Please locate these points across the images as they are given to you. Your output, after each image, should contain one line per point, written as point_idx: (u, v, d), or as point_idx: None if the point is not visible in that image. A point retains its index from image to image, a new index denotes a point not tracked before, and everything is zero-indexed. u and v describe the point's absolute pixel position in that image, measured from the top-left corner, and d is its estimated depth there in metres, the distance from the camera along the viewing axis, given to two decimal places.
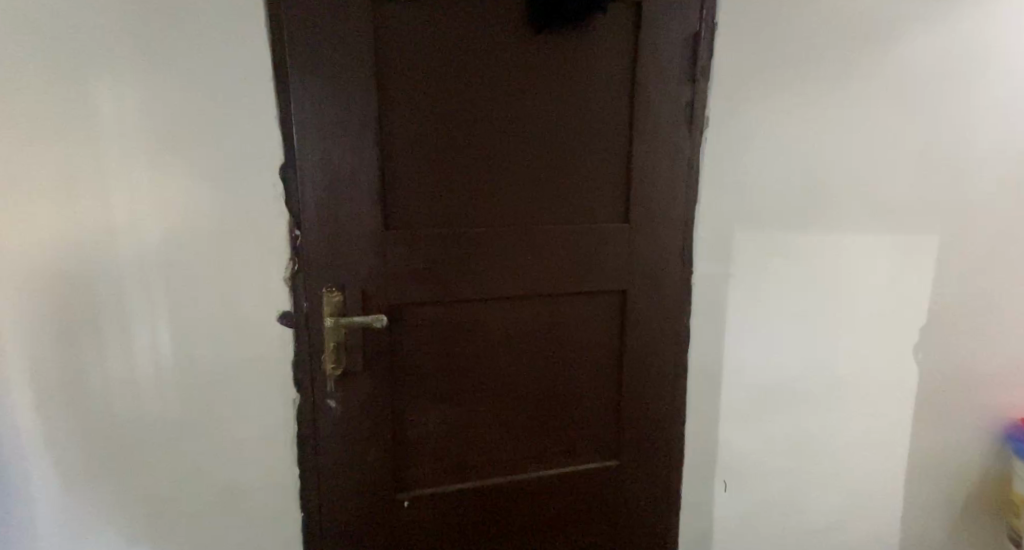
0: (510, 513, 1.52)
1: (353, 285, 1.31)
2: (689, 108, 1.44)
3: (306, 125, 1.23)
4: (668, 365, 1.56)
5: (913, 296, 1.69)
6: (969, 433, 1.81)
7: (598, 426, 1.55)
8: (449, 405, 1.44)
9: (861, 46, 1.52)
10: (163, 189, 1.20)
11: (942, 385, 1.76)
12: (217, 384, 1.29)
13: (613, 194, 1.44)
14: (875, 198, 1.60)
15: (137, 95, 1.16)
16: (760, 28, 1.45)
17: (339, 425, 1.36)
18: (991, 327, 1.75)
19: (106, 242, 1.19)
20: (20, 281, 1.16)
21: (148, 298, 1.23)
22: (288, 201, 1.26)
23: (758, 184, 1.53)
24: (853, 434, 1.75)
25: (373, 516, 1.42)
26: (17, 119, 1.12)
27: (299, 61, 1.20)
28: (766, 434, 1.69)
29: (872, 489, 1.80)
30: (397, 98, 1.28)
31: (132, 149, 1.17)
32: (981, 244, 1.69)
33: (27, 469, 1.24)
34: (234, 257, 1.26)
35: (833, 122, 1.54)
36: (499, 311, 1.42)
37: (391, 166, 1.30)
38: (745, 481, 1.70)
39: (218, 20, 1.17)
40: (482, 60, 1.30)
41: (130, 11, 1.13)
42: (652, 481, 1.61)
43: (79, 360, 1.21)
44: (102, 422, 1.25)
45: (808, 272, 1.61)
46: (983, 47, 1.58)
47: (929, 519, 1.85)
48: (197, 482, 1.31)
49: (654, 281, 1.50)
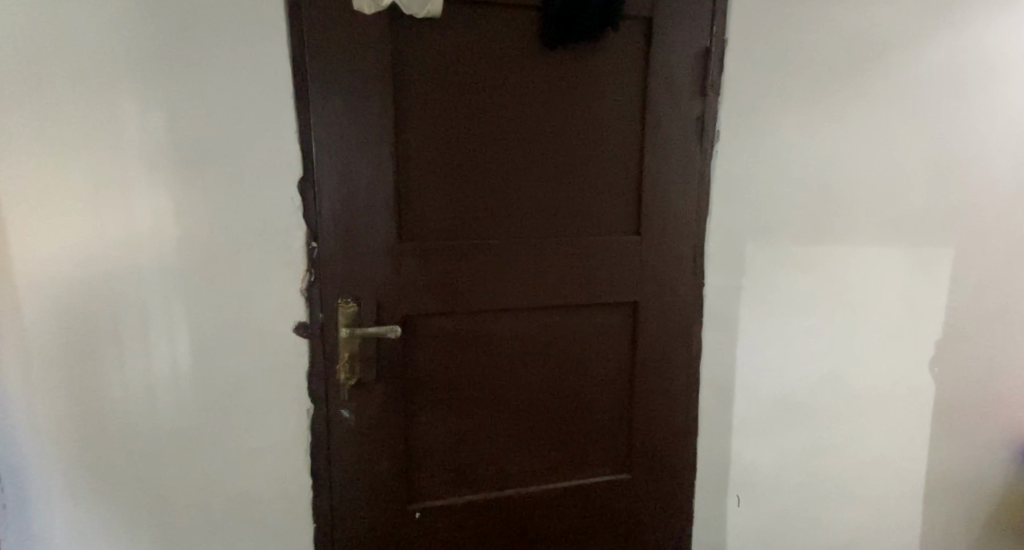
0: (520, 525, 1.52)
1: (367, 296, 1.33)
2: (701, 121, 1.45)
3: (322, 140, 1.26)
4: (680, 379, 1.56)
5: (928, 308, 1.68)
6: (985, 448, 1.79)
7: (611, 438, 1.55)
8: (460, 416, 1.45)
9: (871, 60, 1.53)
10: (181, 199, 1.23)
11: (957, 398, 1.74)
12: (234, 392, 1.32)
13: (625, 207, 1.45)
14: (886, 210, 1.60)
15: (158, 110, 1.20)
16: (771, 42, 1.46)
17: (352, 434, 1.38)
18: (1006, 342, 1.74)
19: (127, 252, 1.22)
20: (41, 271, 1.20)
21: (167, 307, 1.26)
22: (306, 213, 1.29)
23: (770, 198, 1.53)
24: (869, 449, 1.73)
25: (385, 526, 1.44)
26: (45, 132, 1.16)
27: (318, 77, 1.23)
28: (781, 448, 1.67)
29: (890, 504, 1.77)
30: (411, 111, 1.30)
31: (154, 162, 1.21)
32: (992, 258, 1.69)
33: (44, 475, 1.27)
34: (249, 268, 1.28)
35: (843, 136, 1.54)
36: (514, 322, 1.44)
37: (406, 178, 1.32)
38: (759, 496, 1.68)
39: (237, 31, 1.20)
40: (494, 74, 1.32)
41: (151, 26, 1.17)
42: (664, 493, 1.60)
43: (99, 368, 1.25)
44: (121, 428, 1.28)
45: (821, 285, 1.60)
46: (990, 60, 1.59)
47: (946, 534, 1.83)
48: (211, 488, 1.34)
49: (666, 292, 1.50)
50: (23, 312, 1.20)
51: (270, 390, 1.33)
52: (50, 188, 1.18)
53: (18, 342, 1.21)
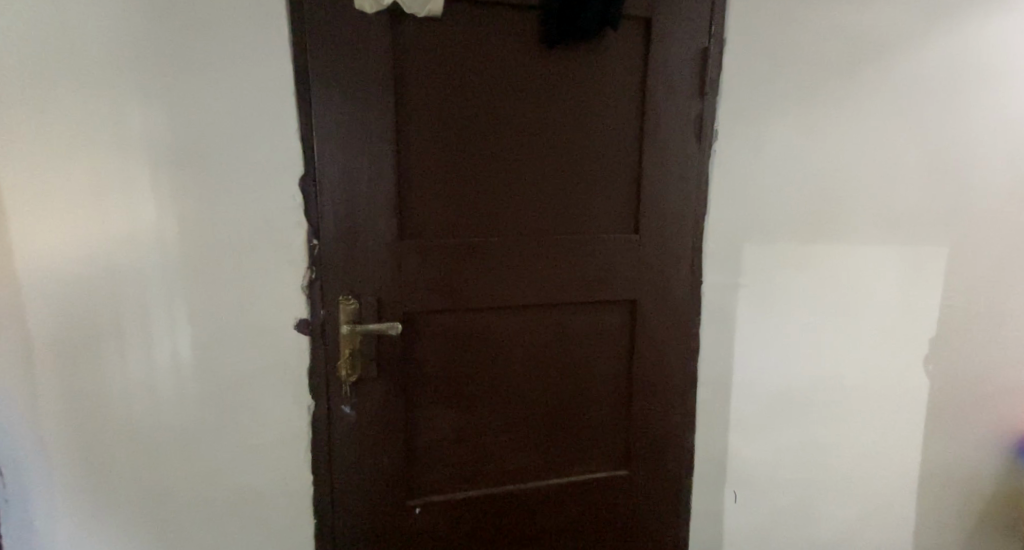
0: (520, 521, 1.53)
1: (368, 293, 1.34)
2: (699, 120, 1.46)
3: (324, 138, 1.27)
4: (678, 374, 1.57)
5: (922, 307, 1.70)
6: (980, 443, 1.81)
7: (610, 434, 1.56)
8: (460, 411, 1.46)
9: (868, 60, 1.55)
10: (184, 196, 1.24)
11: (953, 394, 1.76)
12: (235, 388, 1.32)
13: (624, 205, 1.46)
14: (884, 208, 1.62)
15: (160, 108, 1.20)
16: (768, 43, 1.48)
17: (353, 430, 1.39)
18: (1002, 338, 1.76)
19: (129, 249, 1.23)
20: (41, 265, 1.20)
21: (169, 304, 1.27)
22: (308, 211, 1.30)
23: (768, 196, 1.54)
24: (865, 444, 1.74)
25: (385, 521, 1.45)
26: (49, 131, 1.17)
27: (319, 75, 1.24)
28: (778, 444, 1.69)
29: (886, 499, 1.79)
30: (412, 110, 1.31)
31: (157, 160, 1.22)
32: (988, 255, 1.71)
33: (46, 472, 1.27)
34: (251, 266, 1.29)
35: (841, 135, 1.56)
36: (513, 319, 1.45)
37: (406, 176, 1.33)
38: (757, 492, 1.70)
39: (239, 29, 1.21)
40: (494, 73, 1.33)
41: (152, 25, 1.18)
42: (663, 488, 1.62)
43: (101, 364, 1.26)
44: (122, 424, 1.29)
45: (818, 282, 1.62)
46: (986, 59, 1.61)
47: (941, 529, 1.85)
48: (213, 483, 1.34)
49: (665, 291, 1.52)
50: (23, 306, 1.21)
51: (271, 386, 1.34)
52: (52, 185, 1.19)
53: (21, 340, 1.22)
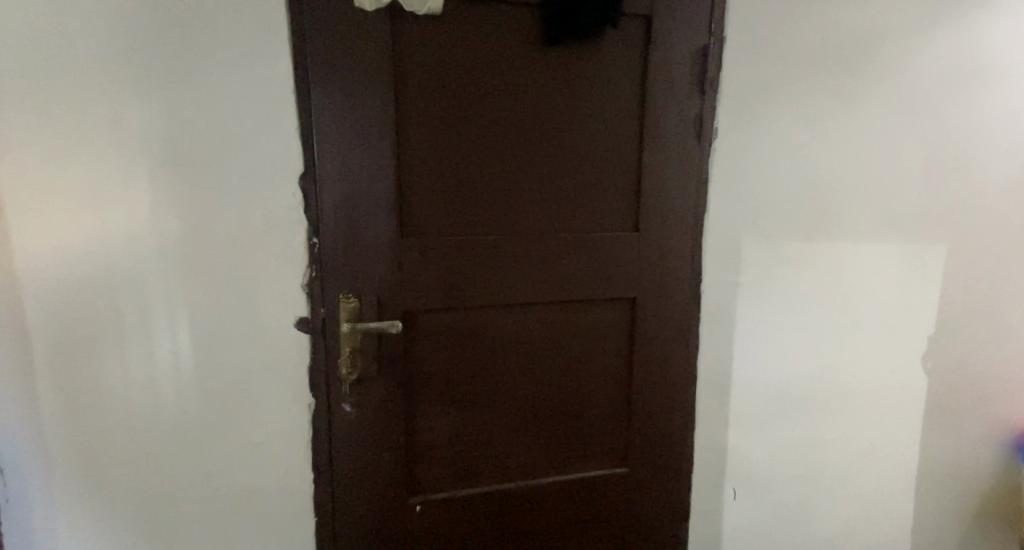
0: (521, 519, 1.54)
1: (369, 291, 1.34)
2: (699, 118, 1.46)
3: (324, 137, 1.27)
4: (678, 372, 1.57)
5: (922, 305, 1.70)
6: (979, 440, 1.82)
7: (610, 431, 1.57)
8: (460, 409, 1.46)
9: (868, 58, 1.55)
10: (183, 195, 1.24)
11: (952, 391, 1.77)
12: (236, 386, 1.33)
13: (624, 203, 1.46)
14: (883, 206, 1.62)
15: (159, 107, 1.20)
16: (768, 41, 1.48)
17: (353, 428, 1.40)
18: (1001, 334, 1.76)
19: (129, 248, 1.23)
20: (41, 266, 1.20)
21: (169, 303, 1.27)
22: (308, 210, 1.30)
23: (768, 195, 1.55)
24: (864, 441, 1.75)
25: (385, 518, 1.45)
26: (47, 131, 1.17)
27: (320, 74, 1.24)
28: (778, 441, 1.69)
29: (885, 495, 1.80)
30: (412, 109, 1.31)
31: (157, 159, 1.22)
32: (987, 253, 1.71)
33: (46, 471, 1.27)
34: (252, 264, 1.29)
35: (841, 133, 1.56)
36: (513, 318, 1.45)
37: (406, 174, 1.33)
38: (756, 489, 1.71)
39: (238, 28, 1.21)
40: (494, 71, 1.33)
41: (151, 24, 1.17)
42: (663, 485, 1.62)
43: (101, 363, 1.26)
44: (123, 423, 1.29)
45: (818, 280, 1.62)
46: (986, 58, 1.61)
47: (940, 525, 1.85)
48: (214, 481, 1.35)
49: (665, 289, 1.52)
50: (23, 306, 1.21)
51: (272, 384, 1.34)
52: (51, 185, 1.19)
53: (19, 340, 1.22)
